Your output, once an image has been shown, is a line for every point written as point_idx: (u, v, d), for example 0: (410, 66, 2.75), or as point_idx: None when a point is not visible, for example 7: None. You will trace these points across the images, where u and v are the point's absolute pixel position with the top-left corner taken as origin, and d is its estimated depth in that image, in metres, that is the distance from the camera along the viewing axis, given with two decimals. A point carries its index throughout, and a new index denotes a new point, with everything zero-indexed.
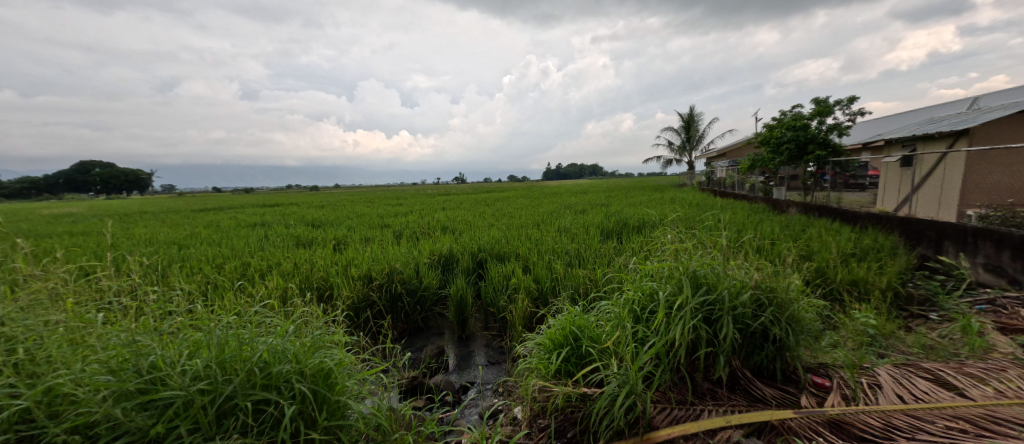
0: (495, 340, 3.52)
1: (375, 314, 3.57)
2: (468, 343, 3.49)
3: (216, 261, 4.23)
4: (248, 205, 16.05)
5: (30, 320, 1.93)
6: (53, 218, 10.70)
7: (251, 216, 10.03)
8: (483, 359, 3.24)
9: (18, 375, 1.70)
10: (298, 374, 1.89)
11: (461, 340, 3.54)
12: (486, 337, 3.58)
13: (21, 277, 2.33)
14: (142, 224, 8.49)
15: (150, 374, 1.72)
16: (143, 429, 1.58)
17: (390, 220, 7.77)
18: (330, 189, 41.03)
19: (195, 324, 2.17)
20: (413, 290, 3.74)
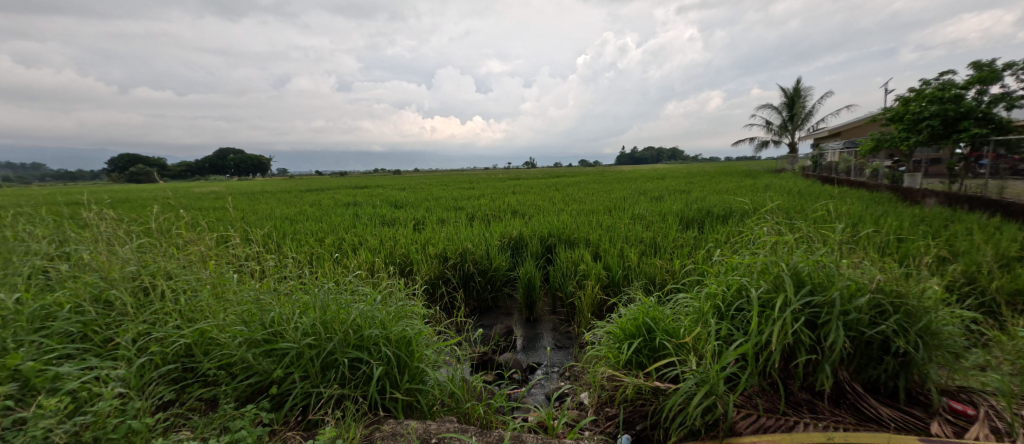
0: (563, 325, 3.47)
1: (449, 289, 3.74)
2: (535, 326, 3.50)
3: (318, 235, 4.73)
4: (342, 187, 17.72)
5: (188, 277, 2.36)
6: (196, 195, 12.82)
7: (345, 196, 11.08)
8: (551, 342, 3.22)
9: (183, 319, 2.10)
10: (385, 339, 2.05)
11: (528, 322, 3.55)
12: (553, 321, 3.55)
13: (182, 241, 2.86)
14: (261, 201, 9.81)
15: (272, 327, 2.00)
16: (268, 371, 1.84)
17: (463, 202, 8.01)
18: (410, 173, 43.81)
19: (304, 287, 2.47)
20: (484, 271, 3.82)
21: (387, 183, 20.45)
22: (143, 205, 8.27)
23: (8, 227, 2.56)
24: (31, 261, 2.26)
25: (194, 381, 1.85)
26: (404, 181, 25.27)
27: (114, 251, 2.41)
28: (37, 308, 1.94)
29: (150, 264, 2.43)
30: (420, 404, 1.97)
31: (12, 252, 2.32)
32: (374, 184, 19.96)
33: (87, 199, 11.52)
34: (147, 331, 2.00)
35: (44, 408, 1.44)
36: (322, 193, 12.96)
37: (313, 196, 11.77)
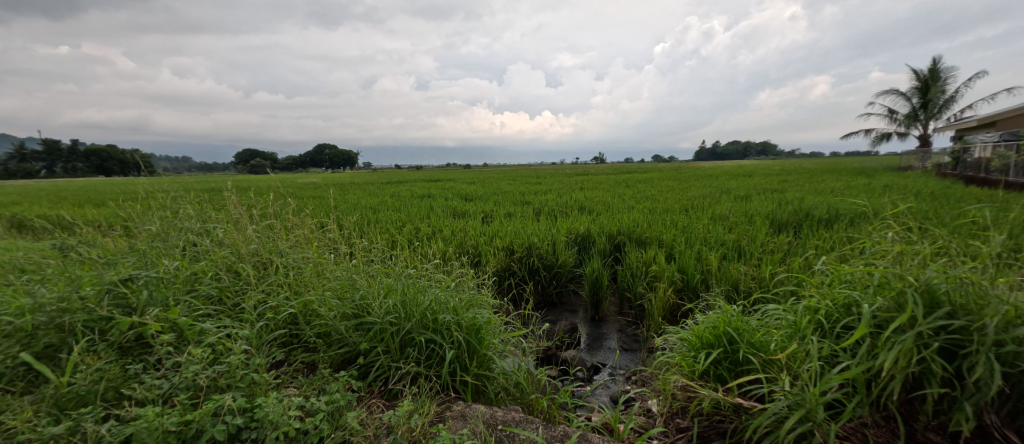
0: (630, 327, 3.33)
1: (514, 282, 3.78)
2: (601, 325, 3.39)
3: (397, 223, 5.07)
4: (420, 180, 18.76)
5: (295, 256, 2.70)
6: (297, 185, 14.46)
7: (421, 188, 11.72)
8: (617, 343, 3.11)
9: (290, 292, 2.41)
10: (457, 324, 2.14)
11: (593, 321, 3.46)
12: (620, 322, 3.41)
13: (291, 225, 3.28)
14: (349, 192, 10.76)
15: (361, 304, 2.21)
16: (356, 343, 2.04)
17: (531, 197, 8.03)
18: (483, 168, 45.06)
19: (387, 271, 2.68)
20: (549, 266, 3.79)
21: (462, 176, 21.23)
22: (256, 192, 9.52)
23: (168, 206, 3.12)
24: (185, 234, 2.74)
25: (298, 345, 2.12)
26: (478, 174, 26.01)
27: (241, 231, 2.84)
28: (188, 271, 2.34)
29: (267, 243, 2.83)
30: (488, 389, 2.04)
31: (168, 227, 2.83)
32: (449, 178, 20.85)
33: (215, 186, 13.52)
34: (264, 299, 2.34)
35: (193, 356, 1.74)
36: (402, 185, 13.83)
37: (394, 187, 12.60)
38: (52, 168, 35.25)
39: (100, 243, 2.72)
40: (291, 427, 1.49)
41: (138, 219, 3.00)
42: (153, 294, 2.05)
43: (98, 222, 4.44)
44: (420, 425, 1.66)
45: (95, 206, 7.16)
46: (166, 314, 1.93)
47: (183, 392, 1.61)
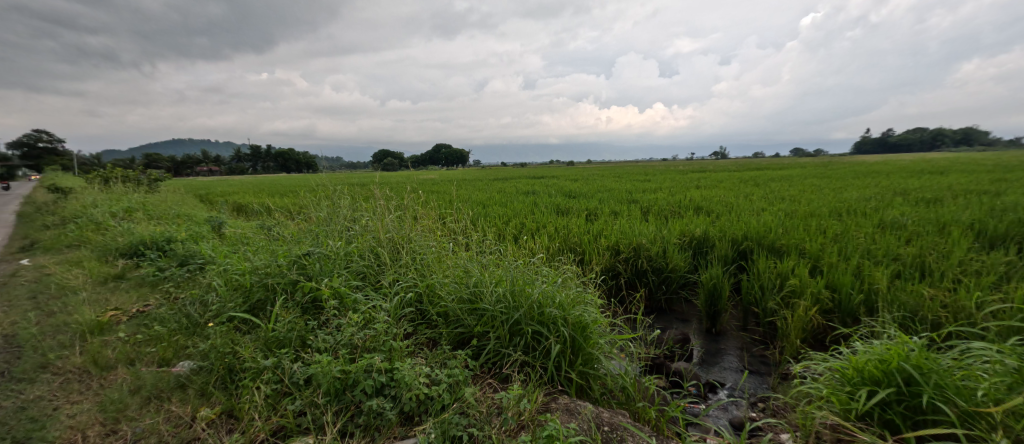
0: (756, 347, 2.99)
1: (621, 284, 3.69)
2: (718, 340, 3.12)
3: (504, 218, 5.34)
4: (526, 176, 19.32)
5: (420, 243, 3.07)
6: (419, 181, 16.13)
7: (526, 185, 12.06)
8: (738, 363, 2.83)
9: (416, 274, 2.74)
10: (563, 320, 2.21)
11: (709, 334, 3.20)
12: (743, 340, 3.08)
13: (417, 216, 3.71)
14: (462, 187, 11.64)
15: (474, 290, 2.42)
16: (470, 326, 2.25)
17: (639, 196, 7.67)
18: (589, 164, 44.38)
19: (499, 262, 2.88)
20: (659, 269, 3.61)
21: (570, 173, 21.16)
22: (387, 185, 10.91)
23: (327, 198, 3.81)
24: (339, 221, 3.32)
25: (423, 320, 2.40)
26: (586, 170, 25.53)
27: (379, 219, 3.30)
28: (343, 250, 2.82)
29: (399, 229, 3.25)
30: (592, 388, 2.07)
31: (326, 215, 3.44)
32: (557, 173, 21.00)
33: (359, 181, 15.84)
34: (397, 279, 2.71)
35: (351, 319, 2.11)
36: (509, 182, 14.46)
37: (503, 184, 13.19)
38: (248, 168, 45.10)
39: (283, 226, 3.45)
40: (420, 391, 1.71)
41: (309, 208, 3.72)
42: (323, 267, 2.55)
43: (282, 210, 5.62)
44: (528, 411, 1.75)
45: (275, 197, 8.99)
46: (330, 283, 2.37)
47: (343, 348, 1.96)
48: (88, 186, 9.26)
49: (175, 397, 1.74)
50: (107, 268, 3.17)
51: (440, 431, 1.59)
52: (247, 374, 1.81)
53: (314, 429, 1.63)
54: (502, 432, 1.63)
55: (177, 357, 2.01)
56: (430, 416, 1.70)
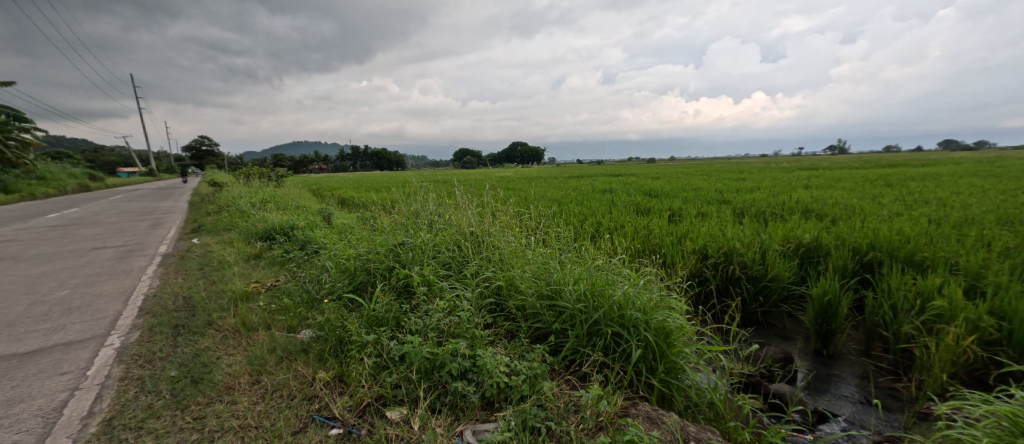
0: (882, 377, 2.57)
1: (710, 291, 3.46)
2: (831, 364, 2.76)
3: (581, 215, 5.33)
4: (606, 174, 18.86)
5: (499, 237, 3.20)
6: (499, 179, 16.64)
7: (605, 184, 11.81)
8: (854, 392, 2.48)
9: (497, 266, 2.87)
10: (645, 324, 2.16)
11: (819, 355, 2.85)
12: (864, 366, 2.67)
13: (498, 211, 3.87)
14: (540, 185, 11.80)
15: (553, 287, 2.48)
16: (548, 321, 2.32)
17: (734, 196, 7.08)
18: (672, 162, 42.00)
19: (578, 260, 2.90)
20: (755, 278, 3.32)
21: (654, 171, 20.11)
22: (470, 182, 11.45)
23: (418, 194, 4.14)
24: (428, 215, 3.59)
25: (502, 312, 2.51)
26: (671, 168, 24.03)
27: (463, 214, 3.50)
28: (432, 242, 3.07)
29: (481, 223, 3.43)
30: (676, 399, 2.00)
31: (416, 209, 3.73)
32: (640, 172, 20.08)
33: (446, 179, 16.84)
34: (479, 270, 2.86)
35: (438, 305, 2.29)
36: (588, 180, 14.28)
37: (584, 182, 13.06)
38: (347, 166, 50.23)
39: (382, 219, 3.83)
40: (501, 380, 1.81)
41: (403, 203, 4.08)
42: (415, 256, 2.80)
43: (380, 204, 6.24)
44: (607, 413, 1.75)
45: (372, 192, 9.95)
46: (421, 271, 2.60)
47: (432, 331, 2.14)
48: (234, 183, 11.22)
49: (301, 359, 2.08)
50: (248, 250, 3.85)
51: (520, 421, 1.67)
52: (354, 346, 2.07)
53: (408, 401, 1.81)
54: (581, 431, 1.67)
55: (301, 325, 2.39)
56: (510, 404, 1.80)
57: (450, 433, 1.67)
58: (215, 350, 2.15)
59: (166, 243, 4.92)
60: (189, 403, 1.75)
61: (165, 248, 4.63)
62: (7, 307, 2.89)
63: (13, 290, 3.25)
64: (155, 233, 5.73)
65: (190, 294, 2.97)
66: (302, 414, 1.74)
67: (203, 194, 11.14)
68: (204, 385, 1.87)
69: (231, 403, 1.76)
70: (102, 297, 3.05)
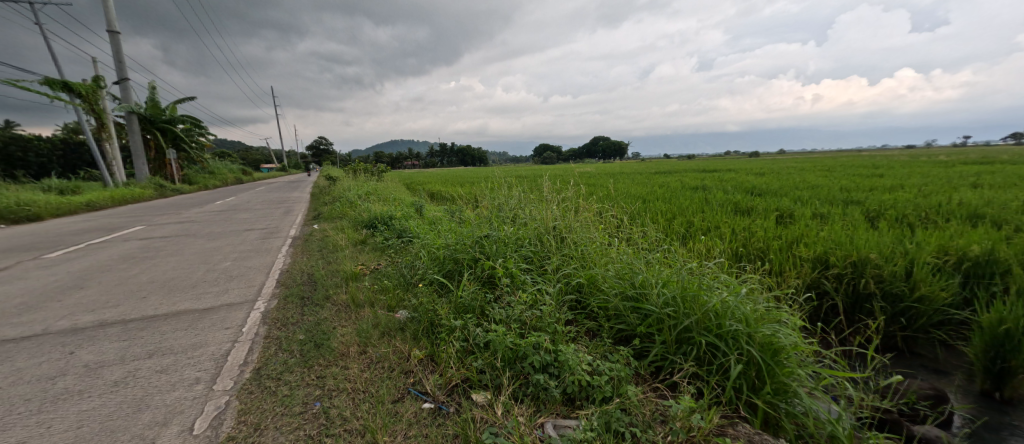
0: None
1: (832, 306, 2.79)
2: (1009, 411, 2.03)
3: (670, 214, 5.01)
4: (702, 169, 17.44)
5: (581, 235, 3.16)
6: (584, 173, 16.31)
7: (700, 179, 10.92)
8: None
9: (579, 264, 2.85)
10: (747, 337, 1.99)
11: (988, 398, 2.12)
12: None
13: (582, 208, 3.80)
14: (627, 180, 11.33)
15: (638, 288, 2.40)
16: (632, 324, 2.25)
17: (866, 196, 5.92)
18: (778, 155, 37.50)
19: (666, 262, 2.76)
20: (894, 297, 2.63)
21: (762, 165, 17.94)
22: (554, 177, 11.41)
23: (503, 189, 4.24)
24: (511, 210, 3.66)
25: (583, 310, 2.50)
26: (780, 162, 21.27)
27: (546, 210, 3.51)
28: (514, 236, 3.14)
29: (563, 219, 3.41)
30: (784, 425, 1.77)
31: (500, 205, 3.83)
32: (742, 166, 18.09)
33: (532, 173, 17.03)
34: (560, 266, 2.86)
35: (520, 298, 2.36)
36: (681, 175, 13.34)
37: (677, 177, 12.22)
38: (436, 162, 53.36)
39: (468, 213, 4.02)
40: (582, 377, 1.81)
41: (487, 198, 4.21)
42: (499, 249, 2.91)
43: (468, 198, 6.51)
44: (700, 429, 1.66)
45: (460, 186, 10.42)
46: (504, 264, 2.70)
47: (514, 322, 2.21)
48: (345, 177, 12.63)
49: (398, 336, 2.30)
50: (355, 238, 4.33)
51: (603, 422, 1.66)
52: (443, 329, 2.23)
53: (491, 387, 1.90)
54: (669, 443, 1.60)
55: (398, 306, 2.65)
56: (592, 403, 1.79)
57: (532, 423, 1.71)
58: (331, 321, 2.52)
59: (294, 227, 5.76)
60: (312, 364, 2.10)
61: (294, 232, 5.42)
62: (192, 271, 3.70)
63: (196, 259, 4.15)
64: (286, 218, 6.74)
65: (312, 271, 3.48)
66: (400, 386, 1.93)
67: (320, 187, 12.74)
68: (323, 349, 2.21)
69: (344, 367, 2.05)
70: (252, 268, 3.73)
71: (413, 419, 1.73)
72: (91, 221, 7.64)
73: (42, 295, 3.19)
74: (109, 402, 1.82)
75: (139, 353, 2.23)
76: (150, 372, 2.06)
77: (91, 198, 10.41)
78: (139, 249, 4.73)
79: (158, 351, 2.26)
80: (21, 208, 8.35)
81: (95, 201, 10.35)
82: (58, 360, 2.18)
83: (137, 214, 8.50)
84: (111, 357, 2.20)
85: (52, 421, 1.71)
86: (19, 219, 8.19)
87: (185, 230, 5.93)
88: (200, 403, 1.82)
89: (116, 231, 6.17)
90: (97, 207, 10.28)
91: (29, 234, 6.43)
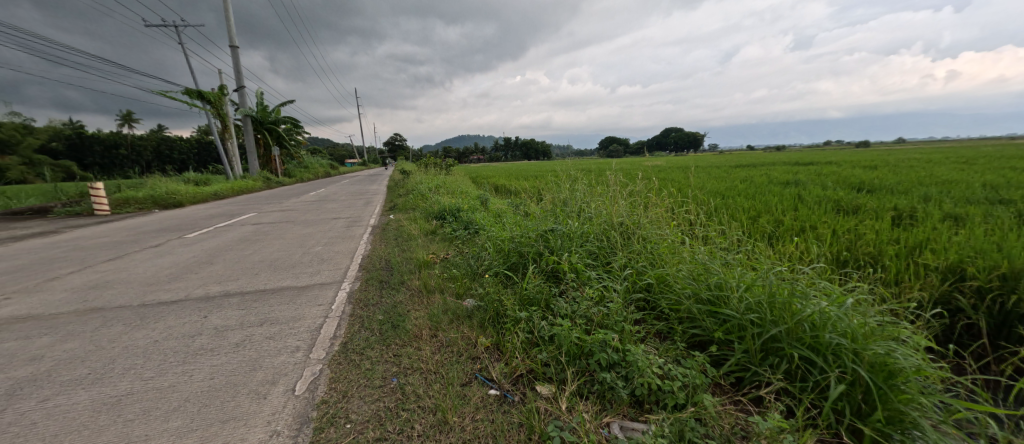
0: None
1: (968, 327, 2.35)
2: None
3: (755, 211, 4.55)
4: (791, 162, 15.82)
5: (652, 232, 2.96)
6: (653, 167, 15.61)
7: (789, 174, 9.87)
8: None
9: (649, 262, 2.68)
10: (853, 353, 1.72)
11: None
12: None
13: (652, 203, 3.58)
14: (704, 175, 10.57)
15: (717, 290, 2.19)
16: (709, 330, 2.06)
17: (1012, 194, 4.90)
18: (886, 146, 32.79)
19: (751, 264, 2.49)
20: None
21: (869, 158, 15.61)
22: (623, 172, 11.01)
23: (568, 183, 4.13)
24: (577, 204, 3.56)
25: (652, 311, 2.35)
26: (892, 154, 18.42)
27: (613, 205, 3.35)
28: (580, 230, 3.05)
29: (632, 214, 3.23)
30: None
31: (566, 199, 3.73)
32: (844, 159, 15.91)
33: (599, 167, 16.66)
34: (627, 264, 2.72)
35: (585, 294, 2.28)
36: (767, 169, 12.17)
37: (761, 172, 11.12)
38: (501, 156, 54.31)
39: (533, 207, 3.98)
40: (653, 380, 1.69)
41: (552, 192, 4.13)
42: (563, 244, 2.84)
43: (533, 192, 6.48)
44: None
45: (526, 181, 10.45)
46: (569, 258, 2.63)
47: (579, 317, 2.14)
48: (418, 171, 13.29)
49: (466, 323, 2.34)
50: (428, 228, 4.51)
51: (675, 430, 1.54)
52: (508, 320, 2.23)
53: (556, 380, 1.85)
54: None
55: (466, 294, 2.70)
56: (662, 409, 1.67)
57: (597, 421, 1.64)
58: (405, 304, 2.64)
59: (373, 217, 6.17)
60: (390, 342, 2.21)
61: (373, 221, 5.81)
62: (291, 253, 4.11)
63: (295, 243, 4.61)
64: (367, 209, 7.25)
65: (390, 257, 3.68)
66: (468, 371, 1.95)
67: (395, 180, 13.55)
68: (399, 330, 2.32)
69: (418, 348, 2.13)
70: (340, 252, 4.05)
71: (481, 403, 1.74)
72: (216, 208, 8.88)
73: (182, 267, 3.75)
74: (232, 360, 2.08)
75: (252, 321, 2.52)
76: (261, 338, 2.31)
77: (219, 189, 12.15)
78: (252, 232, 5.39)
79: (267, 320, 2.53)
80: (167, 196, 9.96)
81: (220, 191, 12.05)
82: (194, 322, 2.53)
83: (248, 203, 9.72)
84: (231, 322, 2.51)
85: (191, 371, 1.99)
86: (167, 205, 9.78)
87: (286, 218, 6.63)
88: (300, 368, 2.01)
89: (234, 217, 7.09)
90: (221, 196, 11.95)
91: (172, 217, 7.64)
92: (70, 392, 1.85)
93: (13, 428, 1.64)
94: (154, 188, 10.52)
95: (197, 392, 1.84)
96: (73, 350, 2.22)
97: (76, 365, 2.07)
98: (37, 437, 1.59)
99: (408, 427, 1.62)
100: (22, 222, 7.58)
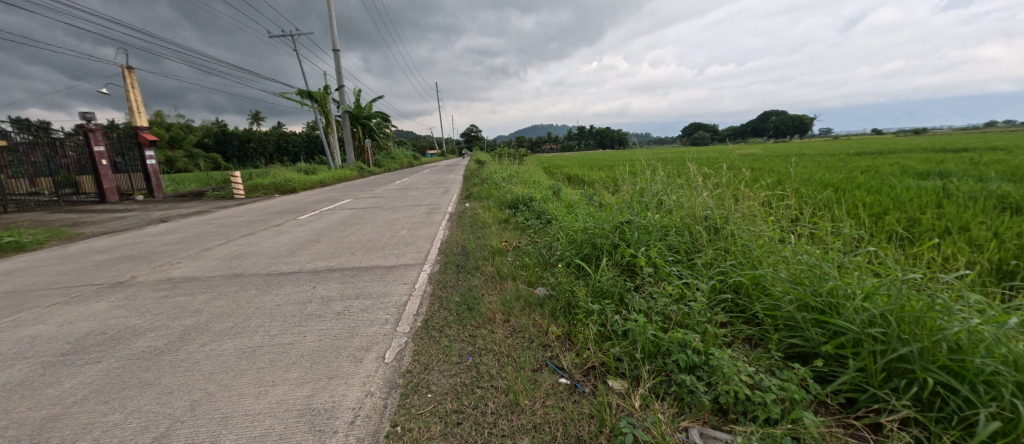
0: None
1: None
2: None
3: (880, 207, 3.87)
4: (926, 149, 13.37)
5: (746, 229, 2.63)
6: (749, 156, 14.26)
7: (924, 162, 8.33)
8: None
9: (741, 261, 2.38)
10: (1017, 386, 1.36)
11: None
12: None
13: (744, 196, 3.19)
14: (810, 164, 9.35)
15: (828, 297, 1.85)
16: (814, 341, 1.75)
17: None
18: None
19: (875, 270, 2.08)
20: None
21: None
22: (712, 162, 10.16)
23: (646, 173, 3.86)
24: (655, 196, 3.30)
25: (742, 314, 2.09)
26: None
27: (696, 195, 3.04)
28: (660, 223, 2.81)
29: (722, 207, 2.90)
30: None
31: (643, 190, 3.48)
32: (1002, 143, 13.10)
33: (685, 156, 15.68)
34: (714, 262, 2.44)
35: (664, 290, 2.08)
36: (894, 157, 10.41)
37: (886, 160, 9.53)
38: (577, 146, 53.45)
39: (609, 197, 3.78)
40: (741, 389, 1.49)
41: (627, 182, 3.88)
42: (640, 237, 2.65)
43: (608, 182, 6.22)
44: None
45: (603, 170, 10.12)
46: (647, 252, 2.44)
47: (656, 315, 1.97)
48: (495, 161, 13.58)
49: (537, 310, 2.29)
50: (501, 217, 4.56)
51: None
52: (581, 312, 2.14)
53: (630, 377, 1.72)
54: None
55: (538, 282, 2.65)
56: (752, 422, 1.46)
57: (674, 424, 1.49)
58: (480, 288, 2.68)
59: (451, 205, 6.41)
60: (467, 323, 2.25)
61: (451, 208, 6.03)
62: (382, 235, 4.43)
63: (385, 226, 4.95)
64: (447, 197, 7.56)
65: (466, 243, 3.78)
66: (539, 357, 1.90)
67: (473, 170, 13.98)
68: (475, 312, 2.36)
69: (491, 331, 2.13)
70: (422, 236, 4.26)
71: (551, 390, 1.68)
72: (321, 194, 9.95)
73: (296, 244, 4.23)
74: (336, 326, 2.28)
75: (350, 294, 2.73)
76: (357, 309, 2.49)
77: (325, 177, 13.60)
78: (351, 215, 5.94)
79: (362, 294, 2.73)
80: (285, 183, 11.40)
81: (326, 180, 13.47)
82: (306, 291, 2.82)
83: (345, 190, 10.73)
84: (334, 293, 2.75)
85: (304, 333, 2.21)
86: (285, 191, 11.20)
87: (378, 203, 7.18)
88: (389, 339, 2.12)
89: (337, 202, 7.88)
90: (326, 184, 13.37)
91: (289, 201, 8.72)
92: (220, 340, 2.16)
93: (183, 363, 1.95)
94: (275, 176, 12.11)
95: (310, 350, 2.03)
96: (222, 307, 2.60)
97: (224, 319, 2.42)
98: (199, 372, 1.87)
99: (483, 403, 1.62)
100: (186, 203, 9.20)
